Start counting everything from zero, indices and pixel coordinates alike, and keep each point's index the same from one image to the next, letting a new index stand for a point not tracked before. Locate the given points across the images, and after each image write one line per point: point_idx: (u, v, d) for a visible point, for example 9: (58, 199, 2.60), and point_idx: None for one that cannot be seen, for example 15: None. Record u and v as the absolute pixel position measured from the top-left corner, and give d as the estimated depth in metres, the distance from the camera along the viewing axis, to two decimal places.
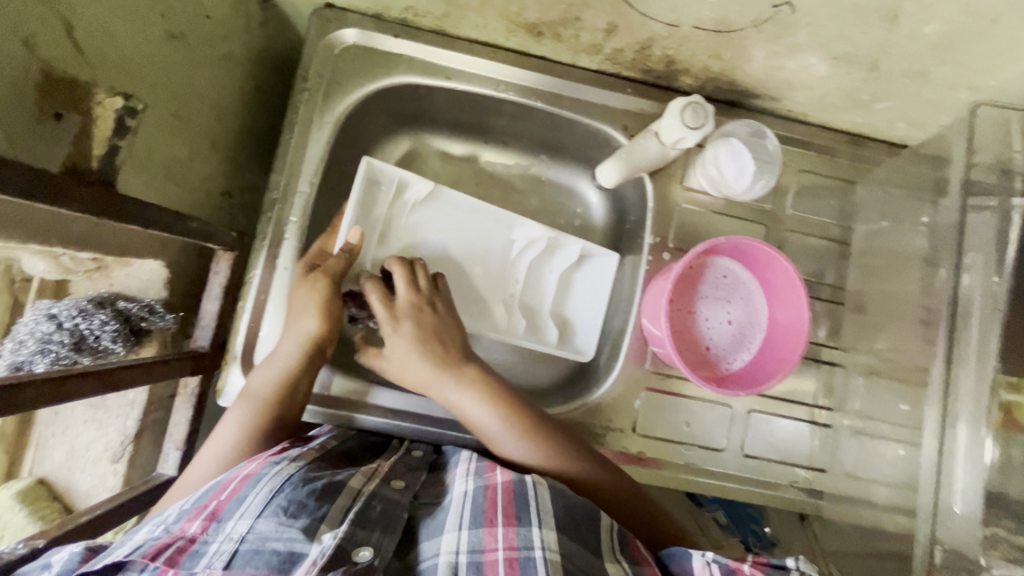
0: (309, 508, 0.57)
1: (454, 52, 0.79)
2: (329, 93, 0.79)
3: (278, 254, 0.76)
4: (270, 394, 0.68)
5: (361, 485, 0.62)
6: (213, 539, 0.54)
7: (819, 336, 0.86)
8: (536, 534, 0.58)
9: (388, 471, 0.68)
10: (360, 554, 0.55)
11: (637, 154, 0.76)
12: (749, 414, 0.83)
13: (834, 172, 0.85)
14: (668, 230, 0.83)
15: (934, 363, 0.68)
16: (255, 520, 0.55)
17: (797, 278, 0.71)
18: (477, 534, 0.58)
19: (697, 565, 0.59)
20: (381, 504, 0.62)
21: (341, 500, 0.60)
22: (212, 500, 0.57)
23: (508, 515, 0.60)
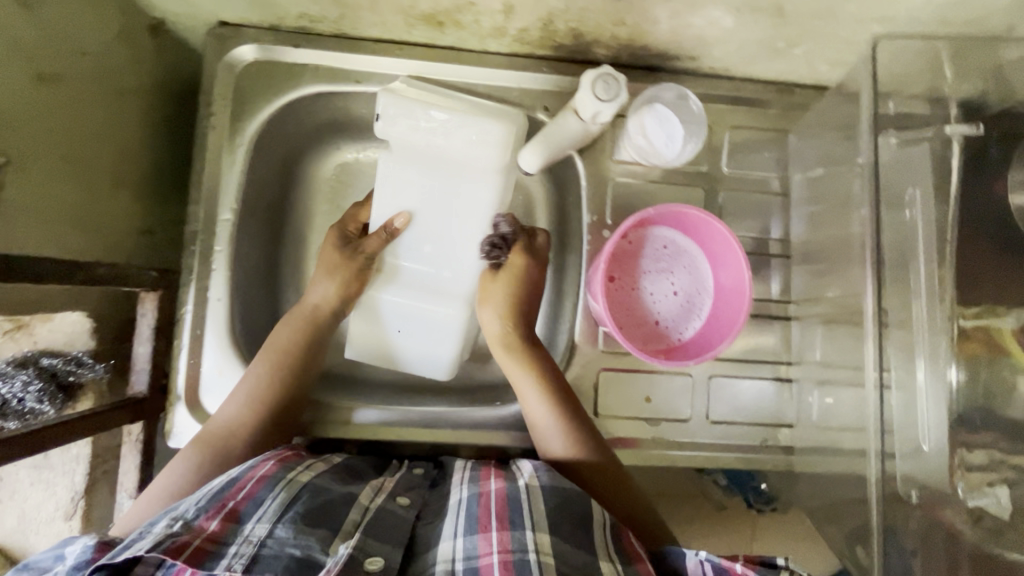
0: (322, 518, 0.59)
1: (359, 55, 0.77)
2: (238, 114, 0.76)
3: (208, 286, 0.75)
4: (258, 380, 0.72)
5: (370, 501, 0.65)
6: (233, 540, 0.54)
7: (772, 291, 0.85)
8: (529, 537, 0.58)
9: (394, 487, 0.70)
10: (371, 563, 0.56)
11: (558, 135, 0.73)
12: (710, 379, 0.82)
13: (766, 125, 0.83)
14: (604, 206, 0.82)
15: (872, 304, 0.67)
16: (273, 525, 0.56)
17: (732, 239, 0.69)
18: (472, 540, 0.58)
19: (690, 563, 0.58)
20: (387, 516, 0.63)
21: (351, 512, 0.62)
22: (230, 500, 0.58)
23: (501, 519, 0.60)
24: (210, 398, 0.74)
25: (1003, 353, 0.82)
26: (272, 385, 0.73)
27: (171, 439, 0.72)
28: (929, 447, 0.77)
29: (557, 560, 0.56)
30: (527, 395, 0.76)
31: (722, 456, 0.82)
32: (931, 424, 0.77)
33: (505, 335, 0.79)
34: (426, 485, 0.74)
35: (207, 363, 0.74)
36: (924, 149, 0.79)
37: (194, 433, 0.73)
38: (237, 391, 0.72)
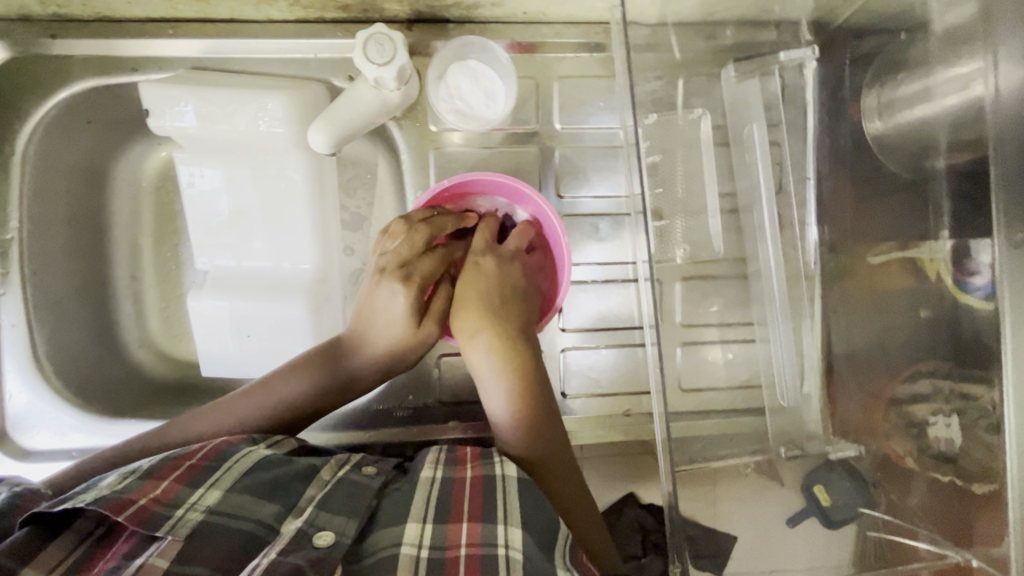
0: (278, 493, 0.54)
1: (128, 38, 0.69)
2: (6, 121, 0.70)
3: (2, 310, 0.70)
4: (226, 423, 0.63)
5: (331, 475, 0.57)
6: (179, 505, 0.51)
7: (626, 251, 0.79)
8: (500, 531, 0.53)
9: (360, 458, 0.62)
10: (321, 538, 0.51)
11: (348, 110, 0.66)
12: (563, 353, 0.78)
13: (597, 71, 0.75)
14: (428, 180, 0.75)
15: None
16: (224, 495, 0.52)
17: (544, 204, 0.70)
18: (441, 529, 0.53)
19: None
20: (349, 485, 0.56)
21: (309, 490, 0.55)
22: (186, 461, 0.54)
23: (473, 510, 0.54)
24: (20, 430, 0.70)
25: (902, 284, 0.69)
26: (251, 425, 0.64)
27: None
28: (786, 403, 0.73)
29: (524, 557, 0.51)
30: (485, 377, 0.64)
31: (584, 431, 0.78)
32: (787, 373, 0.74)
33: (479, 311, 0.67)
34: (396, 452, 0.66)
35: (11, 393, 0.70)
36: (757, 85, 0.76)
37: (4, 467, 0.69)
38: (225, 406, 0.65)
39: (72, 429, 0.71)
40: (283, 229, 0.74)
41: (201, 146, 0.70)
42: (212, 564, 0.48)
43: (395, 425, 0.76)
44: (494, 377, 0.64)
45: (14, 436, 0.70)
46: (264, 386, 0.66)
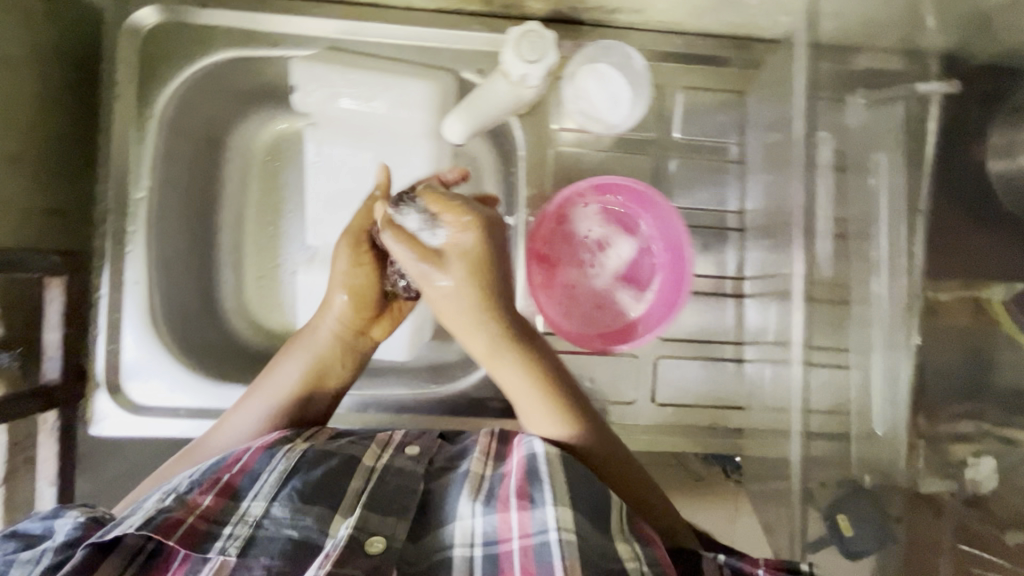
0: (324, 493, 0.52)
1: (274, 15, 0.71)
2: (145, 82, 0.71)
3: (125, 267, 0.72)
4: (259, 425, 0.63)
5: (374, 464, 0.57)
6: (228, 520, 0.50)
7: (727, 266, 0.80)
8: (549, 513, 0.48)
9: (403, 438, 0.61)
10: (373, 543, 0.49)
11: (485, 103, 0.67)
12: (657, 361, 0.79)
13: (721, 84, 0.76)
14: (544, 178, 0.76)
15: None
16: (270, 503, 0.51)
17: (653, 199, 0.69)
18: (491, 521, 0.50)
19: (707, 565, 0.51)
20: (394, 480, 0.55)
21: (354, 482, 0.54)
22: (224, 474, 0.53)
23: (522, 496, 0.50)
24: (132, 384, 0.71)
25: None
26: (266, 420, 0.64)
27: (91, 426, 0.70)
28: None
29: (580, 539, 0.47)
30: (519, 393, 0.60)
31: (671, 439, 0.79)
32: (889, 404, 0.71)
33: (469, 304, 0.59)
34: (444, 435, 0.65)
35: (127, 348, 0.71)
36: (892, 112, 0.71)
37: (115, 420, 0.71)
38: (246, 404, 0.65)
39: (181, 388, 0.72)
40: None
41: (332, 124, 0.72)
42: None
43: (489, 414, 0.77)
44: (520, 380, 0.60)
45: (126, 389, 0.71)
46: (276, 389, 0.65)
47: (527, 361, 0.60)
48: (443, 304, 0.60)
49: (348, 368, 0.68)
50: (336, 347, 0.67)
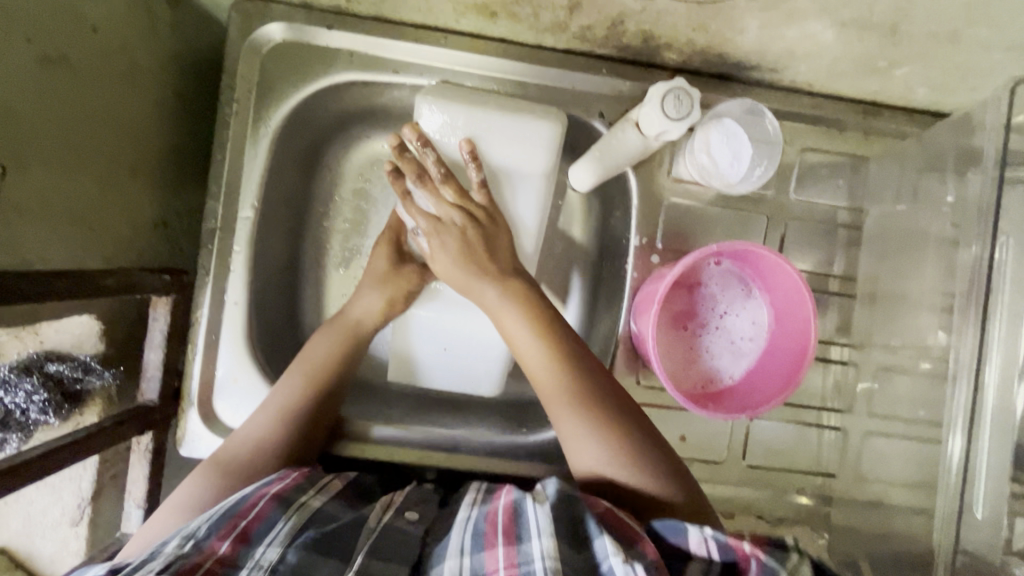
0: (336, 546, 0.53)
1: (399, 41, 0.69)
2: (260, 101, 0.69)
3: (226, 287, 0.70)
4: (265, 437, 0.65)
5: (376, 522, 0.58)
6: (244, 564, 0.49)
7: (828, 331, 0.78)
8: (535, 547, 0.51)
9: (402, 502, 0.63)
10: None
11: (614, 150, 0.66)
12: (751, 423, 0.77)
13: (844, 149, 0.74)
14: (655, 228, 0.75)
15: (958, 356, 0.62)
16: (285, 551, 0.51)
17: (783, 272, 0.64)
18: (478, 559, 0.52)
19: (691, 539, 0.52)
20: (392, 534, 0.56)
21: (361, 539, 0.55)
22: (241, 519, 0.53)
23: (507, 534, 0.53)
24: (224, 406, 0.70)
25: None
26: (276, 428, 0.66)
27: (182, 446, 0.69)
28: None
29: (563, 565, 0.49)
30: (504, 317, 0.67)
31: (756, 502, 0.77)
32: None
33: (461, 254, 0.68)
34: (440, 499, 0.66)
35: (222, 369, 0.70)
36: None
37: (205, 443, 0.69)
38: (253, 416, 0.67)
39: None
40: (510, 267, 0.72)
41: None
42: None
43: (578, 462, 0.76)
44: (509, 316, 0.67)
45: (218, 409, 0.70)
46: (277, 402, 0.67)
47: (523, 310, 0.67)
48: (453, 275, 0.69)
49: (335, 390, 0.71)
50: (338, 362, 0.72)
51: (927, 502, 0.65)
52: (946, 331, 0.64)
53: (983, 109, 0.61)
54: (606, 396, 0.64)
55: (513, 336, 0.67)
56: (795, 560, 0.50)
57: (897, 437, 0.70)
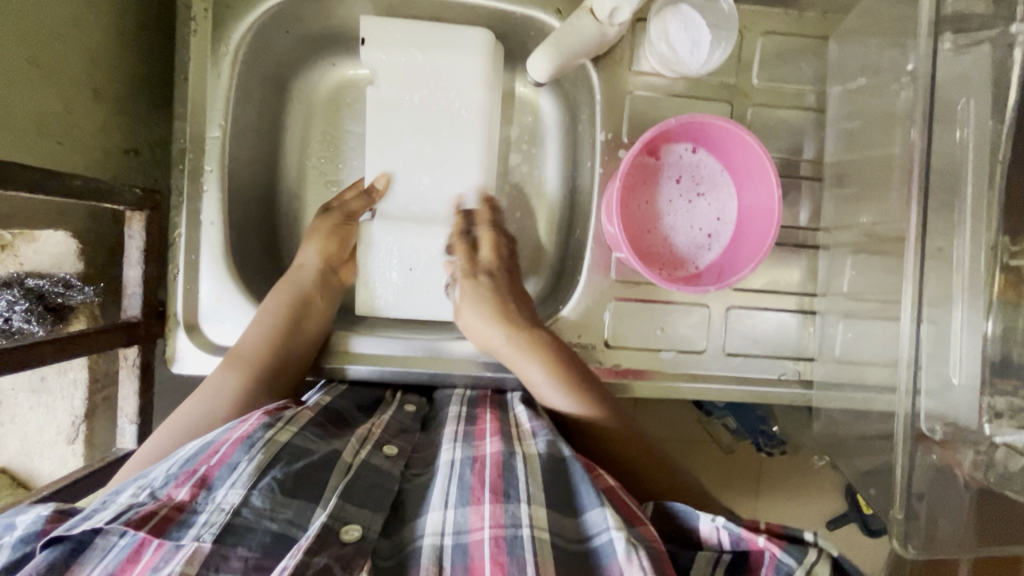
0: (305, 488, 0.53)
1: None
2: (219, 20, 0.70)
3: (201, 210, 0.71)
4: (262, 345, 0.68)
5: (353, 458, 0.58)
6: (202, 508, 0.50)
7: (801, 218, 0.79)
8: (524, 510, 0.52)
9: (381, 434, 0.64)
10: (349, 531, 0.51)
11: (571, 37, 0.66)
12: (729, 311, 0.78)
13: (806, 30, 0.75)
14: (621, 124, 0.75)
15: (910, 224, 0.62)
16: (249, 492, 0.51)
17: (762, 151, 0.64)
18: (463, 514, 0.52)
19: (704, 527, 0.54)
20: (372, 476, 0.57)
21: (333, 478, 0.56)
22: (202, 466, 0.53)
23: (496, 491, 0.54)
24: (210, 324, 0.71)
25: None
26: (272, 335, 0.69)
27: (172, 364, 0.70)
28: (960, 381, 0.70)
29: (551, 535, 0.52)
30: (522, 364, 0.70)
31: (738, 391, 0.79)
32: (964, 356, 0.70)
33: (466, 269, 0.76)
34: (418, 427, 0.69)
35: (204, 288, 0.71)
36: (981, 54, 0.68)
37: (194, 360, 0.71)
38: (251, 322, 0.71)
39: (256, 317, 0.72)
40: (465, 158, 0.76)
41: (394, 77, 0.74)
42: (242, 569, 0.47)
43: None
44: (525, 358, 0.70)
45: (203, 325, 0.71)
46: (267, 312, 0.71)
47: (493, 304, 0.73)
48: (481, 323, 0.73)
49: (326, 305, 0.75)
50: (317, 290, 0.75)
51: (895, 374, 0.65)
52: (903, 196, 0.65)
53: None
54: (569, 356, 0.70)
55: (489, 338, 0.72)
56: (814, 556, 0.51)
57: (869, 314, 0.71)
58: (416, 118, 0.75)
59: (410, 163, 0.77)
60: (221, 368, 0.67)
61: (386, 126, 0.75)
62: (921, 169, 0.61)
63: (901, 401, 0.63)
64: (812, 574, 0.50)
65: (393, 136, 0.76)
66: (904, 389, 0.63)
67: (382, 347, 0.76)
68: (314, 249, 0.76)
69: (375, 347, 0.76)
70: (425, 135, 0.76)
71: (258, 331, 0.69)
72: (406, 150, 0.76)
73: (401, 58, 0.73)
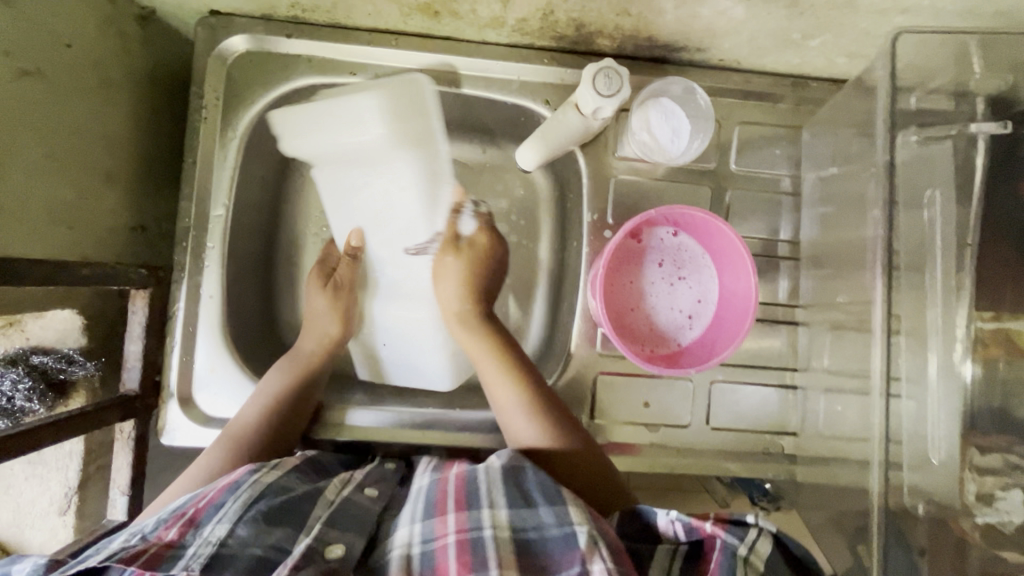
0: (289, 518, 0.57)
1: (353, 46, 0.74)
2: (229, 107, 0.74)
3: (201, 284, 0.73)
4: (256, 424, 0.70)
5: (335, 495, 0.62)
6: (191, 543, 0.52)
7: (781, 294, 0.82)
8: (485, 514, 0.56)
9: (362, 479, 0.66)
10: (331, 551, 0.54)
11: (557, 130, 0.71)
12: (712, 384, 0.80)
13: (780, 120, 0.79)
14: (606, 206, 0.79)
15: (880, 312, 0.65)
16: (235, 526, 0.54)
17: (739, 242, 0.67)
18: (428, 525, 0.56)
19: (660, 522, 0.59)
20: (352, 507, 0.60)
21: (316, 509, 0.59)
22: (190, 508, 0.55)
23: (459, 501, 0.58)
24: (204, 395, 0.73)
25: None
26: (268, 413, 0.71)
27: (164, 436, 0.72)
28: (939, 460, 0.71)
29: (511, 533, 0.55)
30: (512, 412, 0.72)
31: (722, 464, 0.80)
32: (942, 435, 0.71)
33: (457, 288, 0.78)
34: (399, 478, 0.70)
35: (201, 361, 0.73)
36: (945, 148, 0.72)
37: (186, 432, 0.72)
38: (250, 399, 0.72)
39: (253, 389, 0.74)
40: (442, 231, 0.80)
41: (375, 154, 0.77)
42: None
43: None
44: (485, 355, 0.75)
45: (198, 397, 0.73)
46: (268, 390, 0.72)
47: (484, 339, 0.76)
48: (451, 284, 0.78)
49: (323, 377, 0.77)
50: (317, 366, 0.77)
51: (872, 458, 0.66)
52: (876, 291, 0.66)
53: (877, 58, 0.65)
54: (521, 365, 0.75)
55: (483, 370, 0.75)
56: (754, 534, 0.56)
57: (847, 394, 0.73)
58: (393, 192, 0.78)
59: (394, 236, 0.80)
60: (215, 446, 0.69)
61: (366, 201, 0.79)
62: (883, 258, 0.65)
63: (875, 474, 0.66)
64: (754, 550, 0.55)
65: (373, 210, 0.79)
66: (876, 461, 0.65)
67: (374, 418, 0.78)
68: (331, 326, 0.79)
69: (367, 418, 0.78)
70: (403, 211, 0.79)
71: (252, 406, 0.71)
72: (390, 226, 0.80)
73: (381, 137, 0.77)
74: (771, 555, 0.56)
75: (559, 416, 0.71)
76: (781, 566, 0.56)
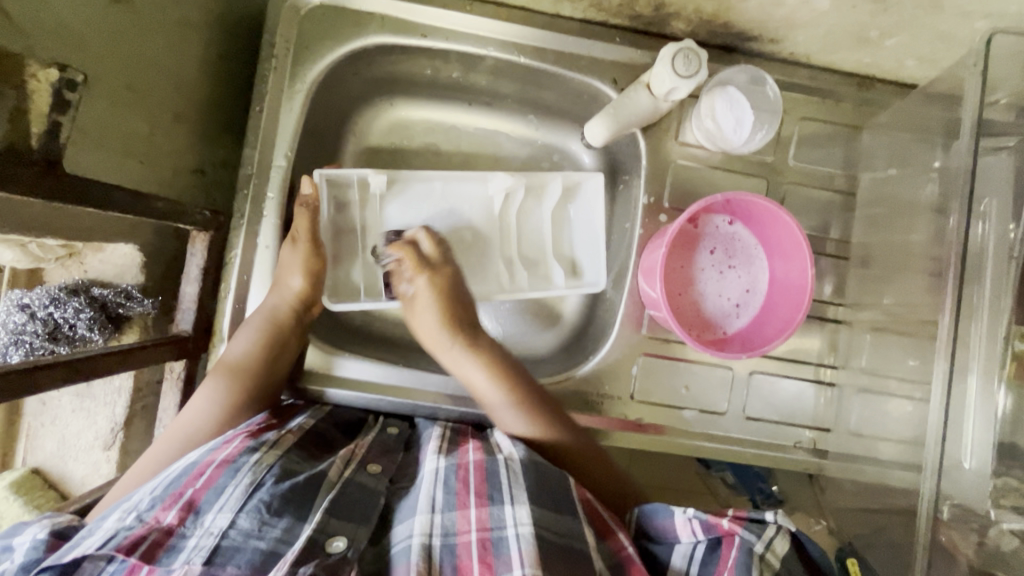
0: (293, 504, 0.54)
1: (427, 7, 0.75)
2: (299, 57, 0.74)
3: (258, 233, 0.73)
4: (242, 369, 0.67)
5: (338, 476, 0.58)
6: (191, 533, 0.51)
7: (824, 293, 0.83)
8: (508, 512, 0.54)
9: (365, 454, 0.63)
10: (334, 545, 0.52)
11: (626, 107, 0.72)
12: (751, 375, 0.81)
13: (840, 119, 0.80)
14: (662, 190, 0.79)
15: (941, 314, 0.65)
16: (235, 515, 0.51)
17: (801, 234, 0.68)
18: (450, 518, 0.54)
19: (678, 520, 0.57)
20: (356, 492, 0.57)
21: (321, 496, 0.56)
22: (189, 488, 0.53)
23: (481, 495, 0.56)
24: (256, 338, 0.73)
25: None
26: (256, 354, 0.67)
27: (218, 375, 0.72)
28: (969, 466, 0.64)
29: (538, 529, 0.53)
30: (497, 407, 0.70)
31: (755, 455, 0.81)
32: (975, 439, 0.64)
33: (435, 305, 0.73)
34: (402, 448, 0.67)
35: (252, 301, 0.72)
36: None
37: None
38: (242, 332, 0.69)
39: None
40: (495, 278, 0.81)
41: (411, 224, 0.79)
42: None
43: (587, 410, 0.78)
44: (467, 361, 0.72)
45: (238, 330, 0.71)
46: (252, 335, 0.68)
47: (474, 350, 0.72)
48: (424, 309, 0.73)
49: (297, 343, 0.71)
50: (293, 332, 0.70)
51: (914, 458, 0.67)
52: (933, 293, 0.67)
53: (961, 64, 0.66)
54: (509, 363, 0.72)
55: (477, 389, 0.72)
56: (772, 532, 0.55)
57: (888, 394, 0.73)
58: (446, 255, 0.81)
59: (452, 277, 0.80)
60: (211, 378, 0.66)
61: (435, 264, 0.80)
62: (955, 260, 0.63)
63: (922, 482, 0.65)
64: (770, 549, 0.54)
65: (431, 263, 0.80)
66: (928, 470, 0.64)
67: (373, 372, 0.75)
68: (297, 283, 0.70)
69: (358, 371, 0.74)
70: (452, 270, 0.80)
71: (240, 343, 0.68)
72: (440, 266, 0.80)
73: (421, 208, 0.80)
74: (787, 554, 0.55)
75: (543, 403, 0.70)
76: (797, 567, 0.55)
